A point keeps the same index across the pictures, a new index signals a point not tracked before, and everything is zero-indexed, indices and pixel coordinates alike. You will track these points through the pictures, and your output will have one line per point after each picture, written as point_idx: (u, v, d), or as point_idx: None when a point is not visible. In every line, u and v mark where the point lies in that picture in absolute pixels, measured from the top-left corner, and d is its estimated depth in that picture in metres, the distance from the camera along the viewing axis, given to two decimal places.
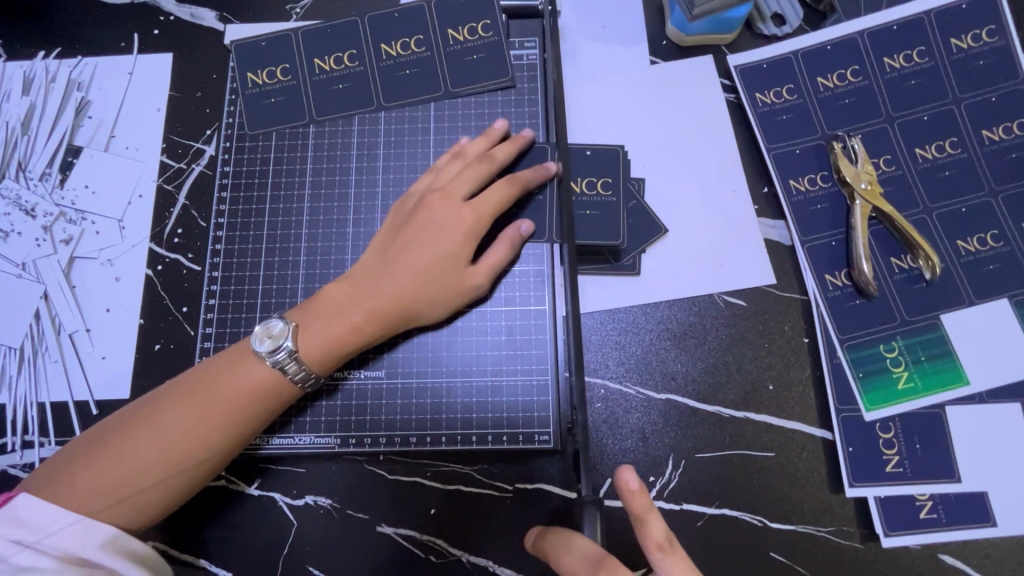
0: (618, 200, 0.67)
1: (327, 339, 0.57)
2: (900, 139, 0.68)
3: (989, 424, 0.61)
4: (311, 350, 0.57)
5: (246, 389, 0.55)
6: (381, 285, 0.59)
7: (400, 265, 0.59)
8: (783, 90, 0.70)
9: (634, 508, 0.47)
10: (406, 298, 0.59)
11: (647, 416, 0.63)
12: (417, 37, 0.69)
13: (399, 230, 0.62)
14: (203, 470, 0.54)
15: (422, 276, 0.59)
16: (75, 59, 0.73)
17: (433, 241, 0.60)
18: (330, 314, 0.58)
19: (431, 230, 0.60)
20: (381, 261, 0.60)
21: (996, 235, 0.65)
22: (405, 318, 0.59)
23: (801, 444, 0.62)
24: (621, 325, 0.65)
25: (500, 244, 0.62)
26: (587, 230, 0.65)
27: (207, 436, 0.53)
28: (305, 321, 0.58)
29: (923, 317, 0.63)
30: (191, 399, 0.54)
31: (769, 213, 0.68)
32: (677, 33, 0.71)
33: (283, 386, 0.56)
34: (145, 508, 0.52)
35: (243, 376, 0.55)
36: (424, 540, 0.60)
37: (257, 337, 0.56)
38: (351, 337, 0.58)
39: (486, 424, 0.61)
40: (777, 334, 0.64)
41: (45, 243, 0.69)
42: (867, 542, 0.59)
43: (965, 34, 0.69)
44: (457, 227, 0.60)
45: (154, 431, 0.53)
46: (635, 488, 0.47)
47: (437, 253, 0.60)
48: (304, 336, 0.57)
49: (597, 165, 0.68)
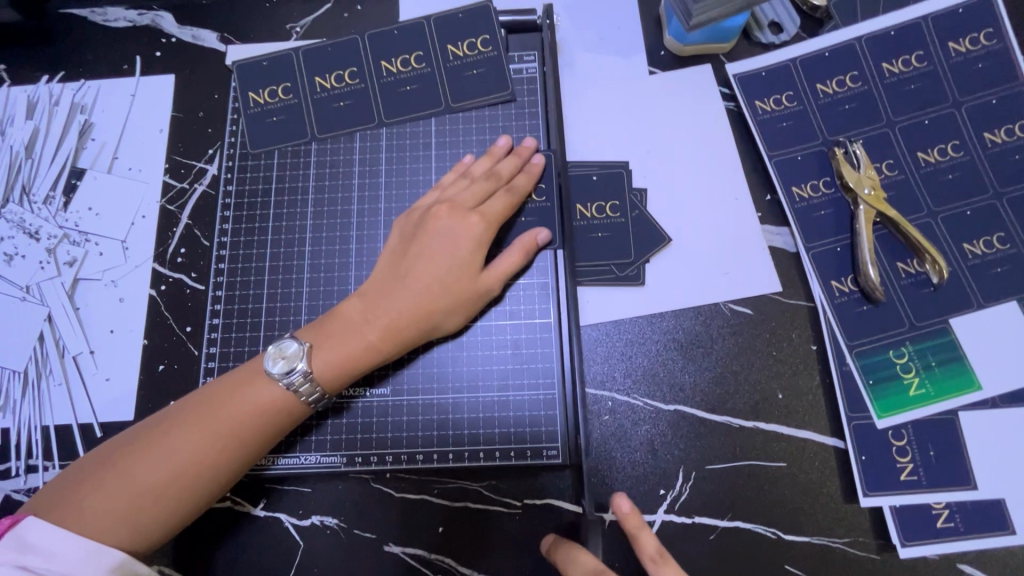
0: (626, 219, 0.67)
1: (341, 360, 0.57)
2: (902, 143, 0.68)
3: (1004, 430, 0.60)
4: (325, 371, 0.56)
5: (255, 409, 0.54)
6: (394, 302, 0.58)
7: (411, 277, 0.59)
8: (784, 97, 0.70)
9: (629, 529, 0.52)
10: (420, 310, 0.58)
11: (657, 427, 0.62)
12: (418, 53, 0.70)
13: (408, 244, 0.61)
14: (215, 488, 0.54)
15: (433, 286, 0.59)
16: (79, 83, 0.74)
17: (442, 251, 0.60)
18: (345, 334, 0.57)
19: (439, 242, 0.60)
20: (393, 277, 0.60)
21: (1002, 237, 0.65)
22: (419, 333, 0.59)
23: (813, 453, 0.61)
24: (626, 336, 0.65)
25: (515, 251, 0.61)
26: (599, 251, 0.66)
27: (219, 454, 0.53)
28: (319, 340, 0.57)
29: (932, 322, 0.63)
30: (199, 419, 0.53)
31: (772, 220, 0.68)
32: (676, 43, 0.72)
33: (289, 404, 0.55)
34: (153, 531, 0.52)
35: (254, 393, 0.55)
36: (433, 559, 0.59)
37: (270, 357, 0.56)
38: (365, 356, 0.57)
39: (493, 439, 0.60)
40: (785, 341, 0.64)
41: (48, 266, 0.69)
42: (884, 553, 0.58)
43: (963, 38, 0.69)
44: (465, 237, 0.60)
45: (164, 451, 0.52)
46: (627, 511, 0.52)
47: (448, 261, 0.59)
48: (317, 356, 0.57)
49: (604, 188, 0.69)
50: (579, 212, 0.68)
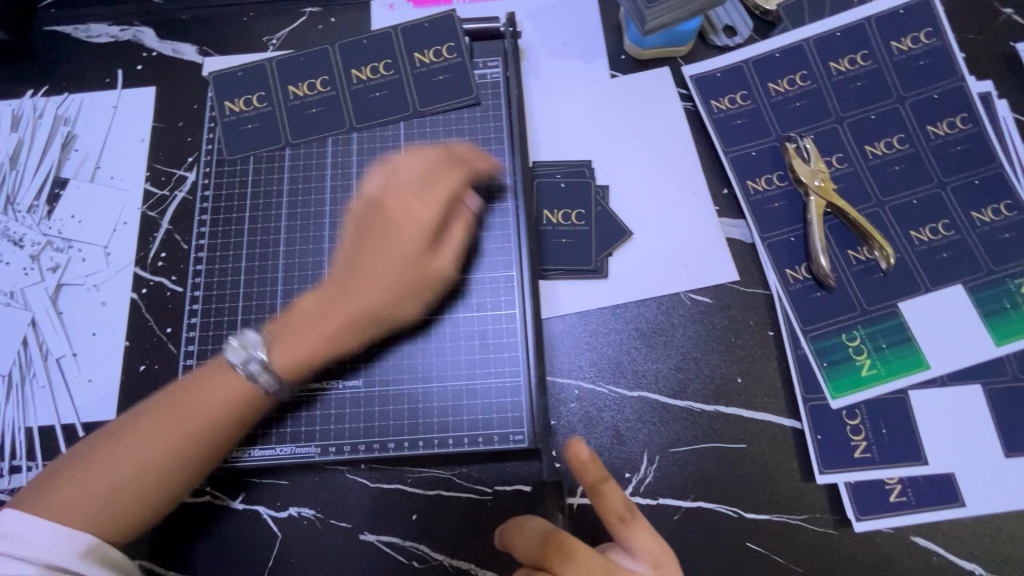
0: (590, 228, 0.70)
1: (298, 355, 0.59)
2: (849, 137, 0.71)
3: (952, 406, 0.62)
4: (283, 364, 0.58)
5: (219, 399, 0.56)
6: (351, 299, 0.60)
7: (367, 269, 0.61)
8: (737, 96, 0.74)
9: (589, 480, 0.49)
10: (378, 300, 0.60)
11: (621, 413, 0.64)
12: (386, 61, 0.73)
13: (360, 238, 0.62)
14: (182, 486, 0.55)
15: (387, 272, 0.60)
16: (62, 96, 0.77)
17: (394, 235, 0.61)
18: (301, 330, 0.60)
19: (390, 236, 0.61)
20: (352, 271, 0.61)
21: (947, 224, 0.68)
22: (377, 324, 0.61)
23: (772, 433, 0.63)
24: (591, 326, 0.67)
25: (457, 225, 0.64)
26: (563, 256, 0.69)
27: (182, 452, 0.54)
28: (280, 334, 0.60)
29: (882, 305, 0.66)
30: (167, 413, 0.55)
31: (729, 212, 0.71)
32: (634, 48, 0.76)
33: (251, 394, 0.57)
34: (127, 521, 0.53)
35: (216, 392, 0.56)
36: (407, 546, 0.61)
37: (231, 353, 0.58)
38: (324, 346, 0.60)
39: (461, 427, 0.62)
40: (743, 328, 0.67)
41: (32, 272, 0.71)
42: (841, 528, 0.60)
43: (905, 37, 0.73)
44: (416, 224, 0.61)
45: (130, 449, 0.54)
46: (587, 461, 0.48)
47: (399, 240, 0.61)
48: (275, 351, 0.59)
49: (570, 196, 0.71)
50: (545, 217, 0.71)
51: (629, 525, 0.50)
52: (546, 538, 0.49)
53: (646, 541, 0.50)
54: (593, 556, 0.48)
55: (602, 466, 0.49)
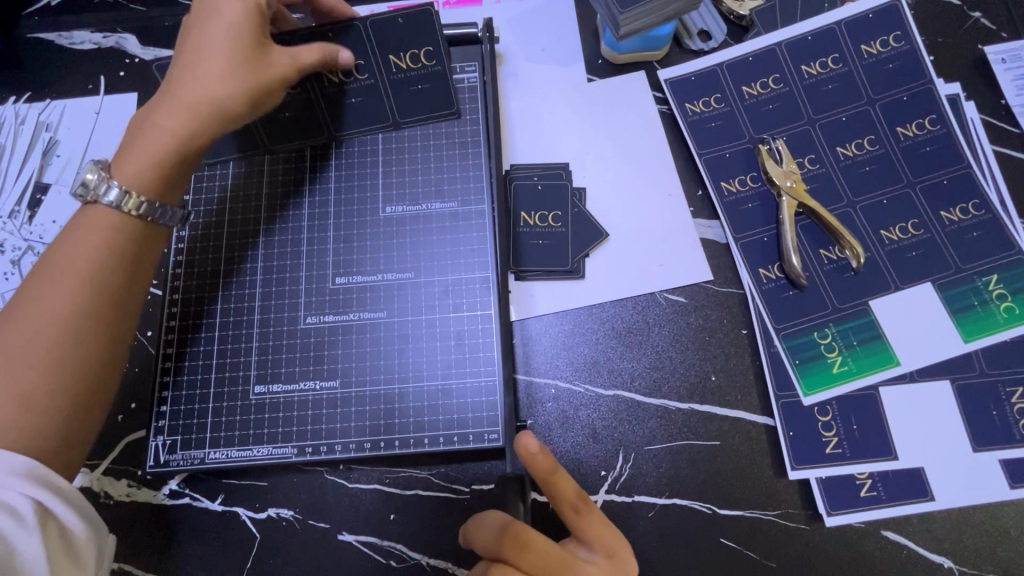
0: (567, 230, 0.71)
1: (145, 160, 0.57)
2: (821, 138, 0.72)
3: (922, 402, 0.64)
4: (126, 173, 0.56)
5: (87, 254, 0.54)
6: (185, 83, 0.58)
7: (204, 61, 0.58)
8: (711, 99, 0.75)
9: (538, 471, 0.51)
10: (215, 89, 0.58)
11: (597, 412, 0.65)
12: (360, 63, 0.68)
13: (183, 33, 0.61)
14: (85, 352, 0.52)
15: (221, 69, 0.58)
16: (44, 102, 0.78)
17: (213, 31, 0.59)
18: (149, 131, 0.57)
19: (209, 23, 0.59)
20: (181, 59, 0.59)
21: (916, 223, 0.69)
22: (212, 108, 0.58)
23: (745, 431, 0.64)
24: (568, 326, 0.68)
25: (313, 50, 0.64)
26: (540, 257, 0.70)
27: (67, 319, 0.51)
28: (120, 158, 0.57)
29: (853, 303, 0.67)
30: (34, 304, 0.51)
31: (704, 213, 0.72)
32: (610, 52, 0.77)
33: (130, 222, 0.56)
34: (44, 423, 0.49)
35: (90, 235, 0.55)
36: (385, 546, 0.62)
37: (78, 191, 0.56)
38: (165, 145, 0.57)
39: (438, 427, 0.63)
40: (717, 327, 0.68)
41: (13, 277, 0.72)
42: (813, 523, 0.61)
43: (875, 41, 0.74)
44: (226, 11, 0.59)
45: (11, 335, 0.50)
46: (536, 452, 0.51)
47: (222, 31, 0.59)
48: (121, 166, 0.57)
49: (548, 199, 0.72)
50: (523, 220, 0.72)
51: (582, 516, 0.52)
52: (504, 529, 0.50)
53: (599, 529, 0.53)
54: (548, 546, 0.50)
55: (552, 458, 0.52)
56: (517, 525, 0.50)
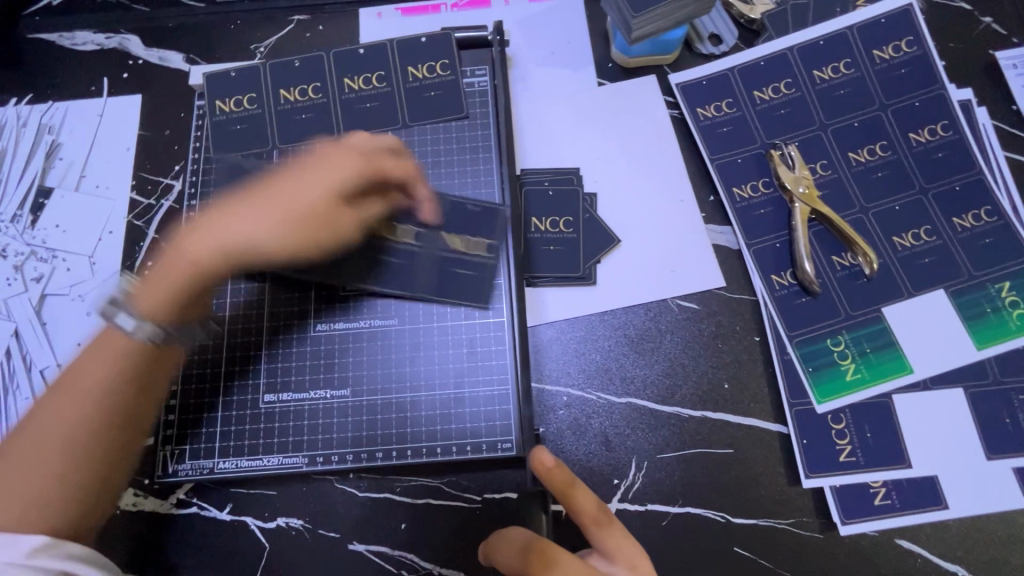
0: (578, 236, 0.70)
1: (154, 287, 0.56)
2: (833, 144, 0.72)
3: (935, 410, 0.63)
4: (149, 301, 0.55)
5: (98, 361, 0.54)
6: (221, 221, 0.58)
7: (252, 206, 0.59)
8: (723, 104, 0.74)
9: (556, 483, 0.51)
10: (270, 245, 0.59)
11: (610, 419, 0.65)
12: (379, 73, 0.73)
13: (272, 177, 0.62)
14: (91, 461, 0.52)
15: (265, 222, 0.59)
16: (46, 104, 0.76)
17: (286, 186, 0.60)
18: (168, 263, 0.57)
19: (305, 176, 0.60)
20: (255, 194, 0.60)
21: (929, 230, 0.69)
22: (266, 257, 0.60)
23: (759, 439, 0.64)
24: (579, 333, 0.68)
25: (353, 179, 0.60)
26: (550, 263, 0.69)
27: (75, 428, 0.52)
28: (140, 286, 0.56)
29: (866, 310, 0.66)
30: (58, 399, 0.52)
31: (716, 219, 0.71)
32: (621, 56, 0.76)
33: (142, 347, 0.55)
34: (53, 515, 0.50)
35: (97, 345, 0.54)
36: (396, 555, 0.61)
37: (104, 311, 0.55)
38: (178, 275, 0.56)
39: (451, 436, 0.62)
40: (730, 334, 0.67)
41: (15, 282, 0.71)
42: (827, 532, 0.61)
43: (887, 46, 0.74)
44: (324, 179, 0.60)
45: (28, 441, 0.51)
46: (552, 465, 0.51)
47: (292, 193, 0.59)
48: (141, 288, 0.56)
49: (558, 204, 0.71)
50: (534, 226, 0.71)
51: (603, 528, 0.51)
52: (528, 547, 0.49)
53: (619, 543, 0.51)
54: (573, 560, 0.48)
55: (568, 471, 0.52)
56: (542, 541, 0.49)
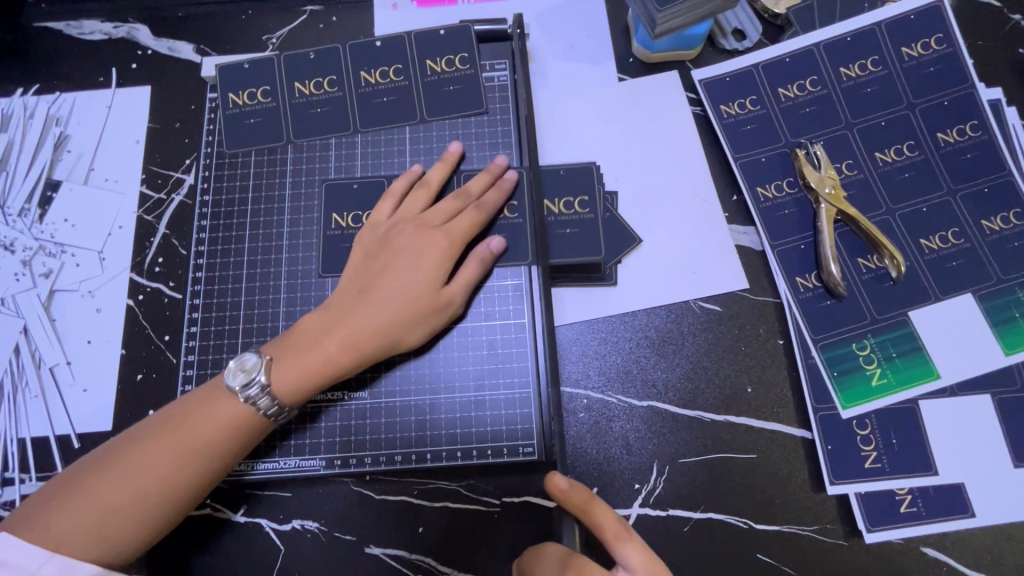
0: (596, 217, 0.67)
1: (302, 370, 0.57)
2: (860, 144, 0.70)
3: (962, 417, 0.62)
4: (285, 383, 0.56)
5: (218, 424, 0.55)
6: (357, 315, 0.59)
7: (375, 295, 0.60)
8: (747, 101, 0.73)
9: (574, 504, 0.51)
10: (383, 326, 0.59)
11: (631, 423, 0.64)
12: (396, 66, 0.71)
13: (373, 258, 0.62)
14: (169, 511, 0.53)
15: (399, 304, 0.59)
16: (54, 95, 0.74)
17: (406, 269, 0.61)
18: (313, 350, 0.58)
19: (405, 256, 0.61)
20: (361, 292, 0.60)
21: (957, 232, 0.67)
22: (381, 345, 0.59)
23: (782, 444, 0.63)
24: (600, 335, 0.66)
25: (471, 262, 0.62)
26: (568, 247, 0.66)
27: (168, 478, 0.53)
28: (279, 355, 0.58)
29: (893, 315, 0.65)
30: (163, 440, 0.53)
31: (739, 219, 0.70)
32: (643, 51, 0.74)
33: (257, 422, 0.56)
34: (121, 545, 0.52)
35: (224, 406, 0.55)
36: (414, 559, 0.60)
37: (230, 372, 0.57)
38: (324, 369, 0.57)
39: (471, 439, 0.61)
40: (753, 337, 0.66)
41: (24, 278, 0.69)
42: (851, 539, 0.60)
43: (915, 43, 0.72)
44: (431, 253, 0.61)
45: (121, 472, 0.52)
46: (567, 486, 0.52)
47: (411, 280, 0.60)
48: (277, 368, 0.57)
49: (571, 185, 0.68)
50: (547, 209, 0.68)
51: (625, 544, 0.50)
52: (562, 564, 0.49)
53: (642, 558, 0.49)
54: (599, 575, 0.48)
55: (586, 489, 0.53)
56: (576, 556, 0.49)
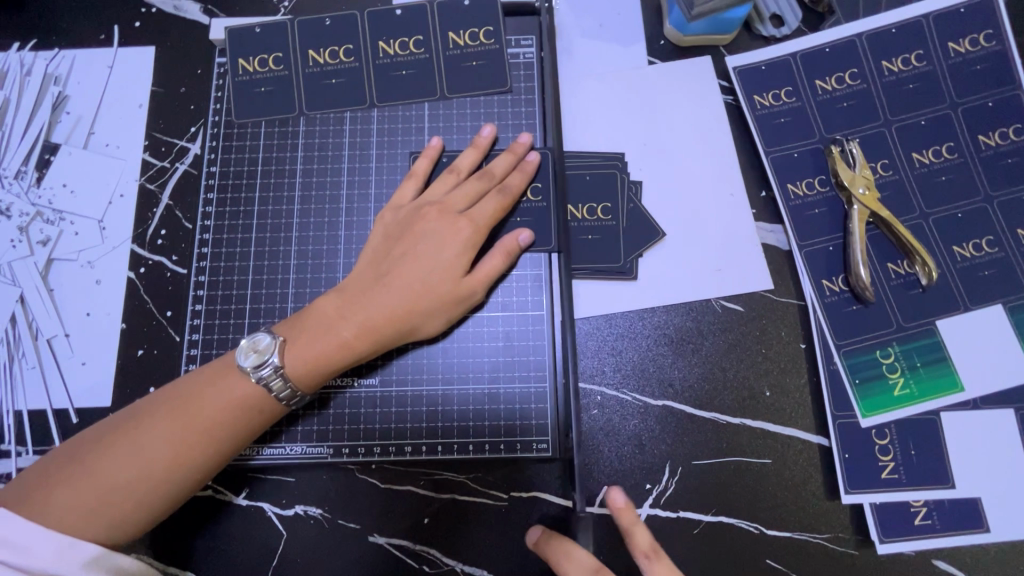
0: (617, 224, 0.66)
1: (316, 355, 0.55)
2: (897, 143, 0.67)
3: (981, 431, 0.61)
4: (298, 366, 0.54)
5: (227, 404, 0.53)
6: (373, 299, 0.57)
7: (395, 280, 0.57)
8: (782, 92, 0.69)
9: (621, 521, 0.53)
10: (401, 312, 0.57)
11: (645, 422, 0.62)
12: (417, 38, 0.67)
13: (393, 242, 0.60)
14: (174, 493, 0.52)
15: (418, 290, 0.57)
16: (52, 52, 0.70)
17: (427, 254, 0.58)
18: (328, 335, 0.55)
19: (427, 242, 0.59)
20: (380, 276, 0.58)
21: (991, 240, 0.65)
22: (399, 331, 0.57)
23: (798, 451, 0.61)
24: (617, 331, 0.64)
25: (495, 254, 0.60)
26: (588, 254, 0.65)
27: (174, 459, 0.51)
28: (292, 337, 0.56)
29: (920, 323, 0.63)
30: (170, 418, 0.52)
31: (767, 217, 0.67)
32: (676, 34, 0.70)
33: (264, 405, 0.54)
34: (126, 524, 0.50)
35: (234, 386, 0.53)
36: (417, 550, 0.59)
37: (242, 348, 0.55)
38: (339, 355, 0.55)
39: (482, 433, 0.60)
40: (774, 339, 0.64)
41: (21, 245, 0.67)
42: (862, 548, 0.59)
43: (963, 39, 0.69)
44: (454, 238, 0.59)
45: (125, 450, 0.50)
46: (621, 505, 0.53)
47: (432, 267, 0.58)
48: (290, 353, 0.55)
49: (597, 190, 0.67)
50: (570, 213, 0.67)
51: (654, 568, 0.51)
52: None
53: None
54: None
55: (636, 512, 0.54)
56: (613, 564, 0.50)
